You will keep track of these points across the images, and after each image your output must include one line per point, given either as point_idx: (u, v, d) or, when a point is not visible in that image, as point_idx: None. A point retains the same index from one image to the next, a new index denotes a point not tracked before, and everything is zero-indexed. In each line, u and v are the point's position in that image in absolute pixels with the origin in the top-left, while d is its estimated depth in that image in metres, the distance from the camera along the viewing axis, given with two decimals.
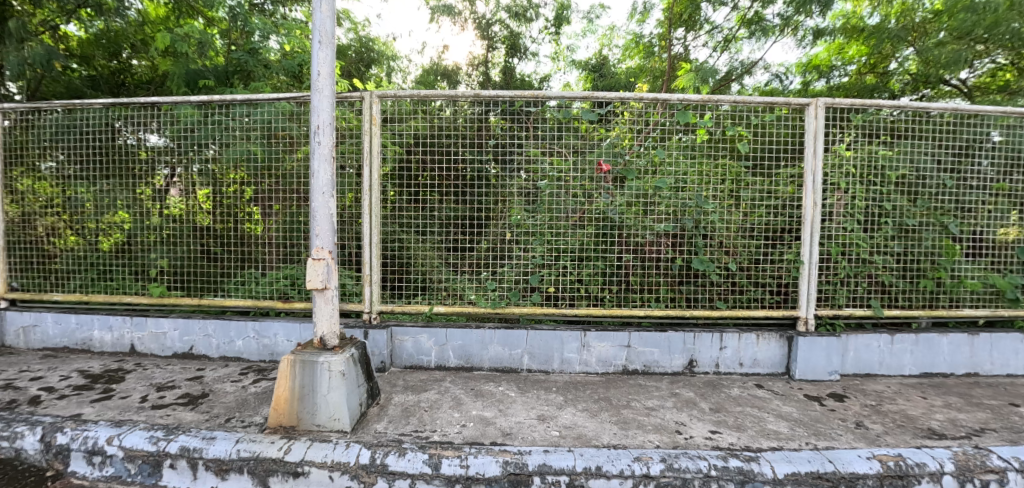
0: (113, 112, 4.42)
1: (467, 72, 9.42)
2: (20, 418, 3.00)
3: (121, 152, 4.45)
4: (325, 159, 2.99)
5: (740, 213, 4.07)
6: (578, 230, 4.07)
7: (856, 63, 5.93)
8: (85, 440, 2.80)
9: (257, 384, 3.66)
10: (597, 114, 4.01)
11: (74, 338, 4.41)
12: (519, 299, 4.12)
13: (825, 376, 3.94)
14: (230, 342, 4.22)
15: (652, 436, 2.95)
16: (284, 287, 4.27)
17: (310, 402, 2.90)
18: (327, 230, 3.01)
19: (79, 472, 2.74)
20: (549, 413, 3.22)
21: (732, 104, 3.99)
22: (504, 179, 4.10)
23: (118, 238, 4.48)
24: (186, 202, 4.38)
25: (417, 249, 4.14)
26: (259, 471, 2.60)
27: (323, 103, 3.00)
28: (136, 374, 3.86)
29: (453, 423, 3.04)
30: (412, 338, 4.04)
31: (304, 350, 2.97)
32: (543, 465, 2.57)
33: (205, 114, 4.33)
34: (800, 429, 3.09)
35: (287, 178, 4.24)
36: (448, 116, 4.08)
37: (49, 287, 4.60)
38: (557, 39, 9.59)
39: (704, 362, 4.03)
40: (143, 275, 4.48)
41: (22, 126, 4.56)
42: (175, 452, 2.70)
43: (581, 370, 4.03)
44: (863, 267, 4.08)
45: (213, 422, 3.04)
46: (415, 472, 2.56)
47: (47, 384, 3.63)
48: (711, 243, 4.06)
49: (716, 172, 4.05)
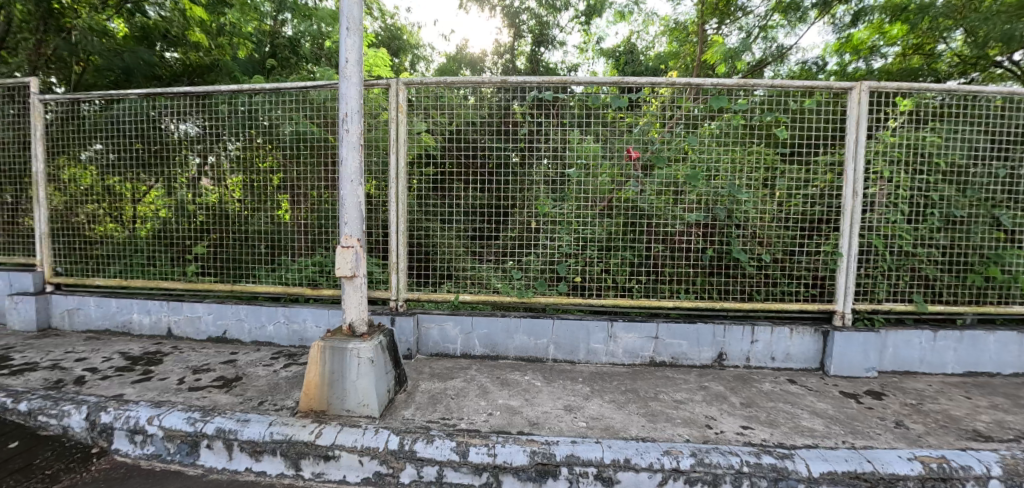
0: (149, 103, 4.53)
1: (493, 61, 9.47)
2: (66, 398, 3.13)
3: (158, 141, 4.57)
4: (353, 147, 2.98)
5: (775, 202, 3.94)
6: (605, 219, 4.01)
7: (899, 44, 5.61)
8: (127, 419, 2.90)
9: (287, 368, 3.74)
10: (627, 100, 3.91)
11: (115, 321, 4.59)
12: (545, 288, 4.08)
13: (862, 373, 3.80)
14: (261, 328, 4.32)
15: (681, 429, 2.89)
16: (312, 274, 4.34)
17: (339, 388, 2.93)
18: (356, 218, 3.01)
19: (122, 450, 2.86)
20: (576, 403, 3.20)
21: (770, 89, 3.84)
22: (529, 167, 4.05)
23: (156, 226, 4.64)
24: (217, 190, 4.48)
25: (442, 238, 4.13)
26: (292, 454, 2.66)
27: (351, 91, 2.98)
28: (174, 357, 3.99)
29: (480, 411, 3.04)
30: (437, 326, 4.05)
31: (333, 337, 3.00)
32: (571, 456, 2.54)
33: (237, 102, 4.39)
34: (836, 427, 2.99)
35: (316, 166, 4.27)
36: (472, 103, 4.05)
37: (91, 272, 4.78)
38: (588, 29, 9.43)
39: (735, 355, 3.93)
40: (179, 260, 4.63)
41: (64, 117, 4.71)
42: (212, 433, 2.78)
43: (608, 361, 3.97)
44: (904, 259, 3.93)
45: (246, 405, 3.11)
46: (442, 459, 2.57)
47: (91, 365, 3.78)
48: (745, 234, 3.96)
49: (749, 160, 3.92)
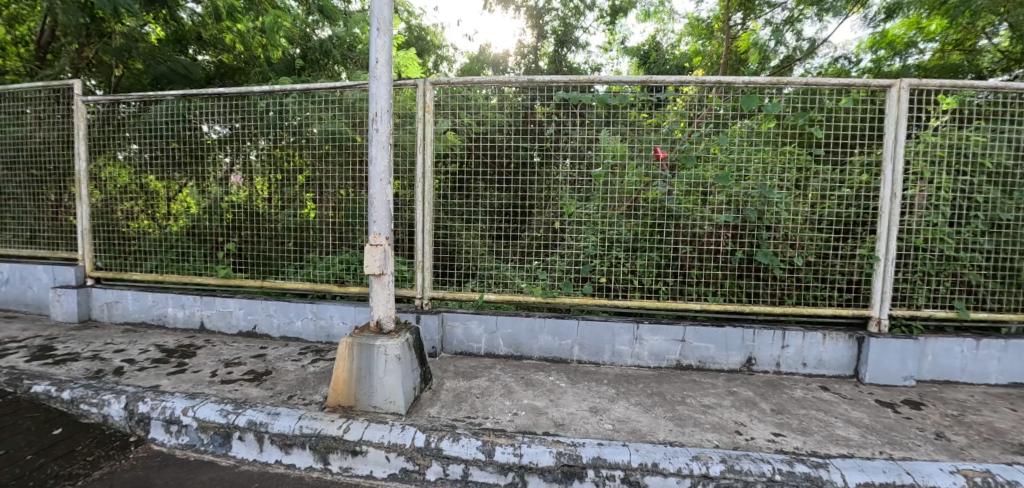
0: (184, 104, 4.66)
1: (516, 61, 9.49)
2: (106, 387, 3.25)
3: (192, 141, 4.70)
4: (382, 146, 3.01)
5: (808, 204, 3.83)
6: (631, 219, 3.97)
7: (937, 40, 5.38)
8: (163, 410, 2.99)
9: (315, 364, 3.80)
10: (654, 99, 3.85)
11: (151, 314, 4.75)
12: (570, 289, 4.05)
13: (899, 381, 3.66)
14: (290, 323, 4.41)
15: (710, 435, 2.84)
16: (339, 271, 4.41)
17: (366, 384, 2.97)
18: (384, 217, 3.04)
19: (158, 439, 2.96)
20: (602, 405, 3.17)
21: (804, 86, 3.73)
22: (553, 167, 4.03)
23: (189, 223, 4.78)
24: (248, 189, 4.59)
25: (466, 237, 4.14)
26: (321, 448, 2.71)
27: (381, 91, 3.02)
28: (206, 350, 4.10)
29: (505, 411, 3.04)
30: (462, 324, 4.06)
31: (361, 334, 3.04)
32: (597, 458, 2.52)
33: (268, 103, 4.49)
34: (872, 437, 2.89)
35: (344, 165, 4.34)
36: (497, 103, 4.04)
37: (129, 267, 4.95)
38: (612, 28, 9.34)
39: (765, 360, 3.83)
40: (212, 256, 4.76)
41: (103, 118, 4.89)
42: (244, 425, 2.84)
43: (633, 363, 3.92)
44: (945, 264, 3.77)
45: (276, 399, 3.17)
46: (468, 458, 2.57)
47: (129, 357, 3.92)
48: (776, 236, 3.86)
49: (780, 161, 3.82)
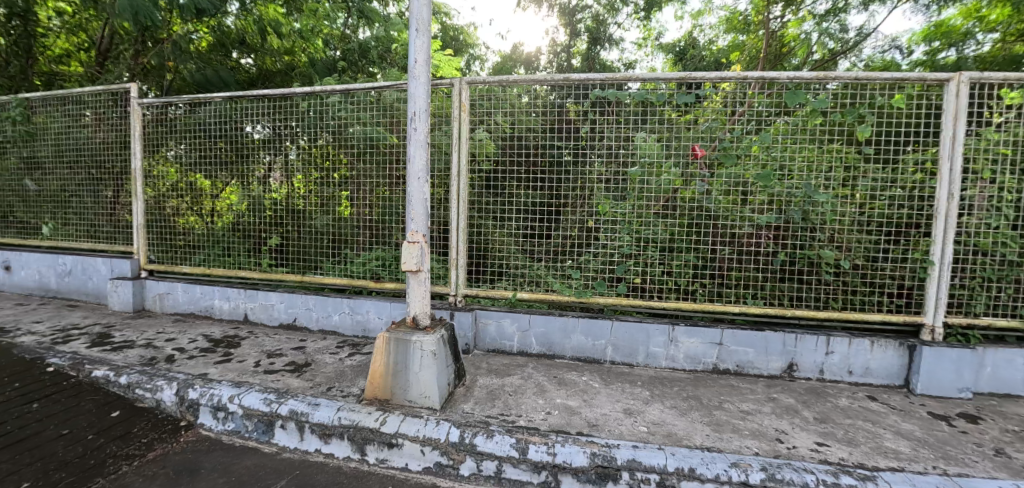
0: (230, 105, 4.87)
1: (548, 59, 9.47)
2: (160, 374, 3.43)
3: (238, 140, 4.90)
4: (420, 145, 3.07)
5: (857, 204, 3.67)
6: (668, 219, 3.89)
7: (998, 31, 4.99)
8: (211, 396, 3.14)
9: (352, 357, 3.90)
10: (693, 96, 3.76)
11: (199, 305, 4.99)
12: (604, 289, 4.02)
13: (954, 393, 3.45)
14: (328, 317, 4.54)
15: (749, 442, 2.76)
16: (375, 267, 4.50)
17: (402, 378, 3.03)
18: (421, 214, 3.10)
19: (206, 424, 3.10)
20: (636, 407, 3.12)
21: (853, 81, 3.57)
22: (588, 166, 4.00)
23: (234, 218, 4.98)
24: (289, 187, 4.74)
25: (500, 236, 4.15)
26: (358, 439, 2.78)
27: (419, 90, 3.06)
28: (250, 341, 4.27)
29: (538, 410, 3.04)
30: (495, 322, 4.09)
31: (398, 329, 3.10)
32: (633, 461, 2.49)
33: (309, 103, 4.63)
34: (925, 451, 2.74)
35: (381, 163, 4.43)
36: (531, 102, 4.03)
37: (179, 260, 5.21)
38: (647, 24, 9.19)
39: (807, 366, 3.69)
40: (255, 251, 4.95)
41: (157, 119, 5.15)
42: (286, 414, 2.95)
43: (668, 366, 3.85)
44: (1008, 270, 3.54)
45: (316, 390, 3.27)
46: (502, 455, 2.59)
47: (179, 345, 4.13)
48: (821, 238, 3.71)
49: (825, 159, 3.67)
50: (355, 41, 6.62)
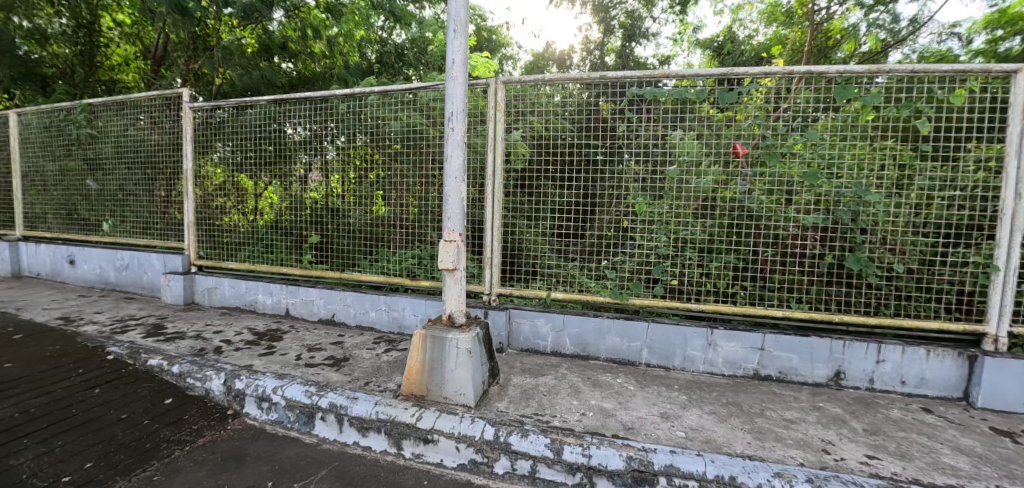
0: (274, 107, 5.05)
1: (581, 57, 9.40)
2: (209, 364, 3.60)
3: (281, 141, 5.07)
4: (457, 145, 3.10)
5: (912, 205, 3.47)
6: (707, 219, 3.80)
7: None
8: (256, 387, 3.27)
9: (388, 353, 3.98)
10: (735, 93, 3.64)
11: (244, 299, 5.21)
12: (640, 290, 3.95)
13: (1020, 408, 3.22)
14: (365, 313, 4.65)
15: (793, 451, 2.65)
16: (411, 266, 4.58)
17: (438, 375, 3.07)
18: (458, 213, 3.13)
19: (252, 414, 3.23)
20: (673, 411, 3.06)
21: (910, 74, 3.37)
22: (624, 165, 3.94)
23: (277, 216, 5.16)
24: (329, 186, 4.88)
25: (534, 235, 4.14)
26: (395, 433, 2.84)
27: (457, 91, 3.09)
28: (291, 335, 4.43)
29: (572, 410, 3.02)
30: (529, 322, 4.09)
31: (434, 326, 3.14)
32: (670, 466, 2.45)
33: (348, 105, 4.74)
34: (987, 468, 2.57)
35: (418, 163, 4.50)
36: (567, 100, 4.00)
37: (226, 257, 5.44)
38: (683, 19, 8.99)
39: (855, 375, 3.52)
40: (297, 248, 5.12)
41: (206, 121, 5.40)
42: (326, 406, 3.04)
43: (706, 370, 3.75)
44: None
45: (354, 384, 3.36)
46: (537, 454, 2.59)
47: (226, 338, 4.32)
48: (872, 240, 3.53)
49: (876, 157, 3.49)
50: (392, 43, 6.76)
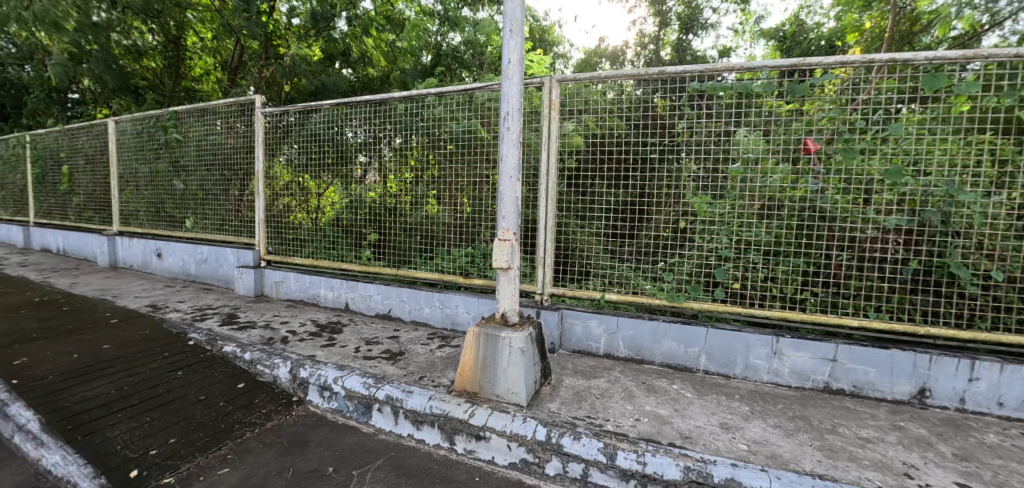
0: (337, 110, 5.28)
1: (635, 52, 9.15)
2: (276, 353, 3.83)
3: (343, 142, 5.29)
4: (512, 144, 3.10)
5: (1015, 206, 3.11)
6: (773, 220, 3.60)
7: None
8: (319, 376, 3.43)
9: (442, 349, 4.07)
10: (807, 85, 3.40)
11: (308, 293, 5.50)
12: (699, 294, 3.80)
13: None
14: (420, 309, 4.78)
15: (870, 473, 2.45)
16: (464, 264, 4.66)
17: (490, 373, 3.09)
18: (513, 213, 3.13)
19: (314, 401, 3.41)
20: (733, 422, 2.92)
21: (1016, 60, 3.01)
22: (682, 164, 3.79)
23: (339, 214, 5.40)
24: (387, 186, 5.05)
25: (587, 236, 4.08)
26: (448, 428, 2.89)
27: (513, 90, 3.09)
28: (350, 328, 4.62)
29: (626, 415, 2.95)
30: (581, 323, 4.04)
31: (488, 324, 3.17)
32: (731, 480, 2.34)
33: (405, 106, 4.87)
34: None
35: (472, 162, 4.56)
36: (624, 98, 3.90)
37: (292, 252, 5.76)
38: (745, 8, 8.54)
39: (943, 393, 3.20)
40: (357, 245, 5.34)
41: (276, 125, 5.74)
42: (383, 398, 3.14)
43: (770, 380, 3.55)
44: None
45: (410, 378, 3.45)
46: (589, 458, 2.54)
47: (292, 328, 4.57)
48: (966, 245, 3.20)
49: (973, 153, 3.15)
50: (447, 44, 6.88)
